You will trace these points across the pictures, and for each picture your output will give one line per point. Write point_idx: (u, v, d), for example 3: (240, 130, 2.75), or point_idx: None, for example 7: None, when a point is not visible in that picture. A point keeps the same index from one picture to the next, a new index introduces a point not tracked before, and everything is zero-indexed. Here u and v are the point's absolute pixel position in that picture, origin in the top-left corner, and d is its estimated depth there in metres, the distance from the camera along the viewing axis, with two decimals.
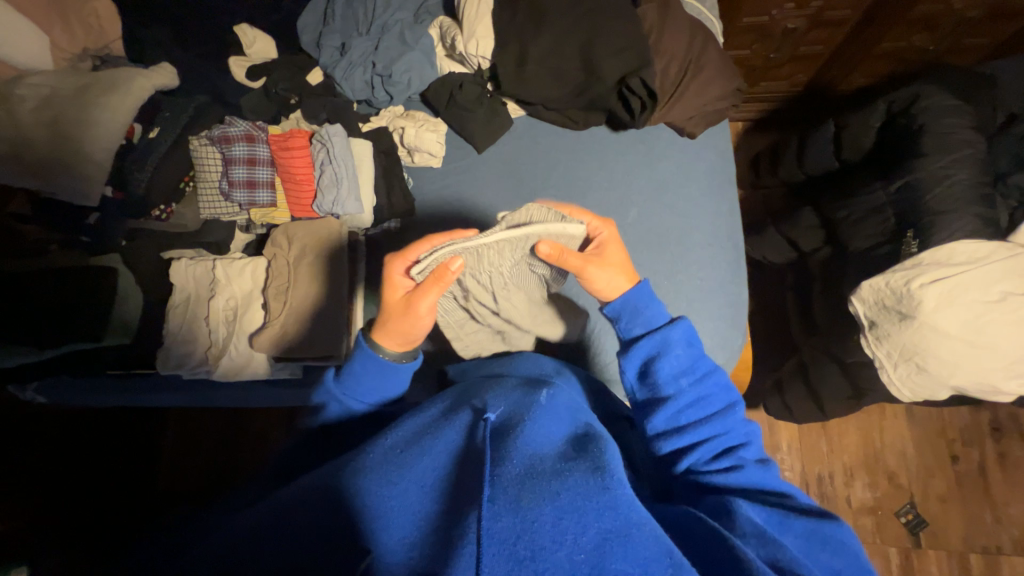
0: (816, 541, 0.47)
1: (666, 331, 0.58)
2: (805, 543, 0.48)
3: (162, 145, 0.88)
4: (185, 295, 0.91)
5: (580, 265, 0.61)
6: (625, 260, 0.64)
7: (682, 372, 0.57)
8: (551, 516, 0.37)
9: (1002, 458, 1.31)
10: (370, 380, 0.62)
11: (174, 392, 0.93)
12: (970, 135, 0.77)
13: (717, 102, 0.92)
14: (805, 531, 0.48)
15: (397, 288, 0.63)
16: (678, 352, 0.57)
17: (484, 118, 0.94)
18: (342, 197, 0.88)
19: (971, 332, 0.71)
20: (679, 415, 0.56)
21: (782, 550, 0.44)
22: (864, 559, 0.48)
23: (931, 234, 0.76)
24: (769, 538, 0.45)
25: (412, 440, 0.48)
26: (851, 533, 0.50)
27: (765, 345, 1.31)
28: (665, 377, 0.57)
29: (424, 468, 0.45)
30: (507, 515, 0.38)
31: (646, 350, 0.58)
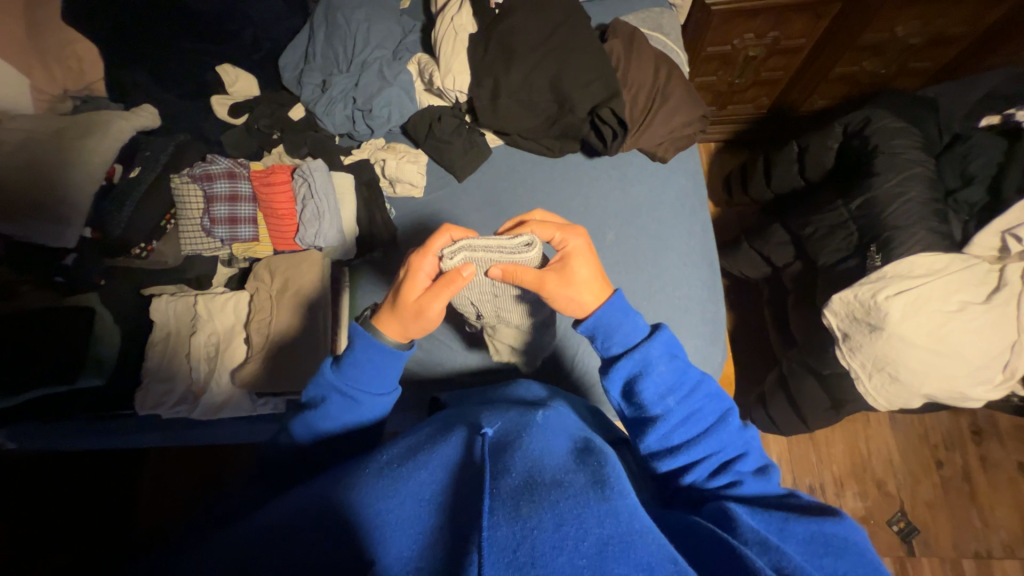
0: (826, 548, 0.43)
1: (644, 348, 0.54)
2: (807, 549, 0.43)
3: (143, 184, 0.88)
4: (165, 332, 0.90)
5: (535, 282, 0.59)
6: (593, 273, 0.59)
7: (668, 390, 0.53)
8: (551, 524, 0.37)
9: (984, 461, 1.33)
10: (370, 368, 0.59)
11: (154, 432, 0.90)
12: (918, 155, 0.82)
13: (685, 128, 0.96)
14: (807, 538, 0.44)
15: (415, 285, 0.61)
16: (660, 369, 0.53)
17: (462, 149, 0.97)
18: (324, 230, 0.90)
19: (935, 341, 0.74)
20: (671, 434, 0.52)
21: (787, 557, 0.40)
22: (875, 560, 0.44)
23: (892, 248, 0.80)
24: (772, 545, 0.41)
25: (409, 458, 0.48)
26: (863, 536, 0.46)
27: (748, 358, 1.33)
28: (649, 398, 0.53)
29: (422, 482, 0.45)
30: (506, 524, 0.38)
31: (626, 370, 0.54)
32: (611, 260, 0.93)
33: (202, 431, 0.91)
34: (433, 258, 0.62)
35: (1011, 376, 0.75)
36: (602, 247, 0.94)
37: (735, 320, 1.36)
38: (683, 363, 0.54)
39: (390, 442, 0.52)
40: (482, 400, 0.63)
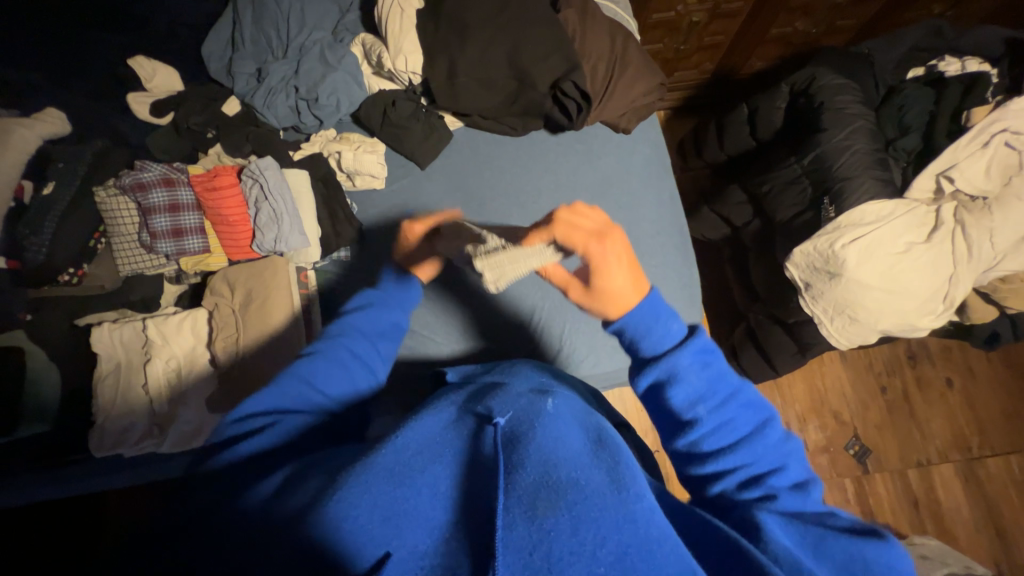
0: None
1: (673, 355, 0.51)
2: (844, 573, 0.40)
3: (60, 202, 0.77)
4: (113, 364, 0.81)
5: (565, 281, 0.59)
6: (631, 273, 0.54)
7: (699, 398, 0.50)
8: (568, 526, 0.37)
9: (919, 381, 1.50)
10: (397, 293, 0.74)
11: (119, 472, 0.82)
12: (859, 109, 0.88)
13: (644, 97, 0.96)
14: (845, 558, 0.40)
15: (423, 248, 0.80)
16: (692, 377, 0.50)
17: (422, 134, 0.93)
18: (285, 233, 0.82)
19: (886, 281, 0.81)
20: (702, 441, 0.50)
21: None
22: None
23: (846, 197, 0.84)
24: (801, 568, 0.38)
25: (421, 452, 0.46)
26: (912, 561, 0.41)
27: (715, 315, 1.40)
28: (679, 404, 0.50)
29: (434, 475, 0.44)
30: (523, 524, 0.37)
31: (655, 376, 0.52)
32: None
33: (175, 464, 0.84)
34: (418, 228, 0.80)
35: (951, 304, 0.83)
36: None
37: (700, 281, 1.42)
38: (716, 370, 0.51)
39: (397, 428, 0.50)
40: (485, 381, 0.61)
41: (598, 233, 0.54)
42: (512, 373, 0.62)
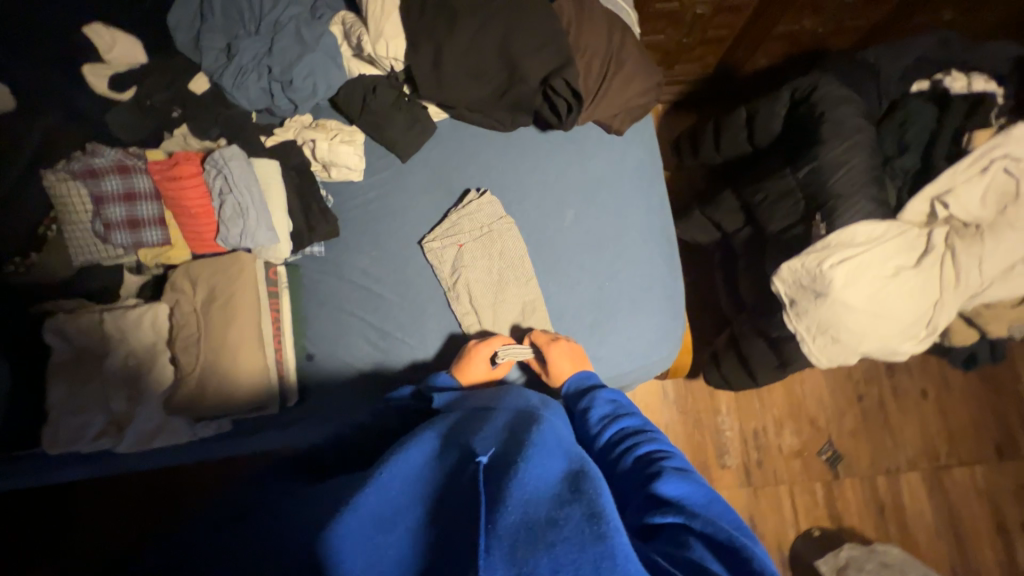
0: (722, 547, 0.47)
1: (590, 389, 0.72)
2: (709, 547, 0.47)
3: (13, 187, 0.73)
4: (69, 357, 0.77)
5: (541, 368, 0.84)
6: (573, 359, 0.80)
7: (608, 416, 0.68)
8: (548, 570, 0.36)
9: (895, 391, 1.51)
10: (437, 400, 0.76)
11: (77, 467, 0.79)
12: (860, 123, 0.84)
13: (639, 98, 0.91)
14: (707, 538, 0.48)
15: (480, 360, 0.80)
16: (602, 404, 0.69)
17: (404, 125, 0.88)
18: (251, 228, 0.78)
19: (872, 303, 0.80)
20: (612, 448, 0.64)
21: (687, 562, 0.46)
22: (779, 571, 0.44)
23: (837, 216, 0.82)
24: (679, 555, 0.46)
25: (404, 495, 0.46)
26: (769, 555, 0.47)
27: (700, 318, 1.39)
28: (595, 421, 0.68)
29: (412, 527, 0.44)
30: (502, 567, 0.37)
31: (580, 405, 0.71)
32: (571, 241, 0.90)
33: (136, 459, 0.81)
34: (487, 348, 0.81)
35: (933, 330, 0.83)
36: (562, 229, 0.91)
37: (688, 284, 1.41)
38: (621, 400, 0.70)
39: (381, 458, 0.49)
40: (475, 406, 0.60)
41: (550, 338, 0.82)
42: (498, 398, 0.63)
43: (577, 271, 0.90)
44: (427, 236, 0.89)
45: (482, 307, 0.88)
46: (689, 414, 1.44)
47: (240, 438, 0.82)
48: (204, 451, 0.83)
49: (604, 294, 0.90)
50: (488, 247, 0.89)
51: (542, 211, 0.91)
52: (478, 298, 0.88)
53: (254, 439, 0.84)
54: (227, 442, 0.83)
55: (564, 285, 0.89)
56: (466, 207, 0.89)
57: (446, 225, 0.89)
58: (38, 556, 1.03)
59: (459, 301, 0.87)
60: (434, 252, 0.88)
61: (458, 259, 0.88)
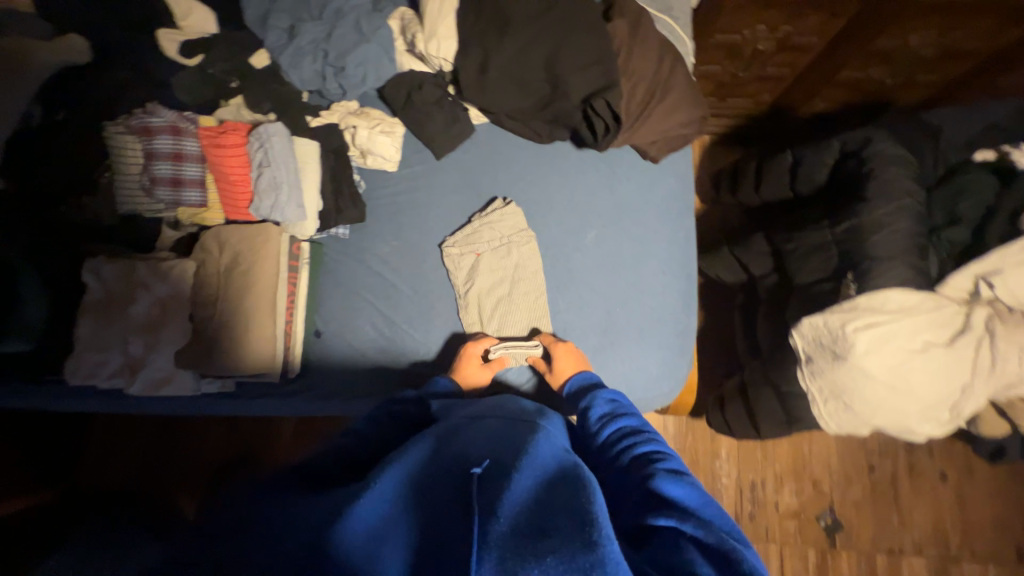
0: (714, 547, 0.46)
1: (592, 388, 0.74)
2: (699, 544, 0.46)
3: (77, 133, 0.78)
4: (98, 299, 0.81)
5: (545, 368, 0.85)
6: (573, 361, 0.82)
7: (608, 415, 0.69)
8: None
9: (911, 468, 1.43)
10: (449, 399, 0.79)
11: (92, 400, 0.84)
12: (911, 186, 0.80)
13: (681, 128, 0.89)
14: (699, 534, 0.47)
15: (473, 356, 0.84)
16: (602, 404, 0.71)
17: (443, 123, 0.90)
18: (281, 202, 0.82)
19: (893, 375, 0.75)
20: (610, 445, 0.65)
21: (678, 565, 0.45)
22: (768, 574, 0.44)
23: (871, 277, 0.79)
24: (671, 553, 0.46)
25: (394, 508, 0.48)
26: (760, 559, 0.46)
27: (712, 358, 1.36)
28: (594, 420, 0.69)
29: (400, 541, 0.46)
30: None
31: (582, 403, 0.73)
32: (589, 262, 0.90)
33: (145, 402, 0.86)
34: (481, 345, 0.85)
35: (956, 416, 0.78)
36: (582, 247, 0.90)
37: (705, 320, 1.38)
38: (620, 401, 0.71)
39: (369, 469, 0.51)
40: (468, 413, 0.63)
41: (553, 339, 0.85)
42: (497, 405, 0.64)
43: (590, 293, 0.89)
44: (448, 239, 0.91)
45: (496, 314, 0.89)
46: (686, 453, 1.40)
47: (242, 399, 0.86)
48: (206, 406, 0.87)
49: (614, 319, 0.89)
50: (503, 257, 0.90)
51: (565, 227, 0.91)
52: (490, 305, 0.89)
53: (256, 402, 0.87)
54: (228, 401, 0.86)
55: (575, 304, 0.89)
56: (489, 215, 0.90)
57: (468, 231, 0.90)
58: (47, 474, 1.10)
59: (468, 311, 0.89)
60: (451, 258, 0.90)
61: (474, 268, 0.90)
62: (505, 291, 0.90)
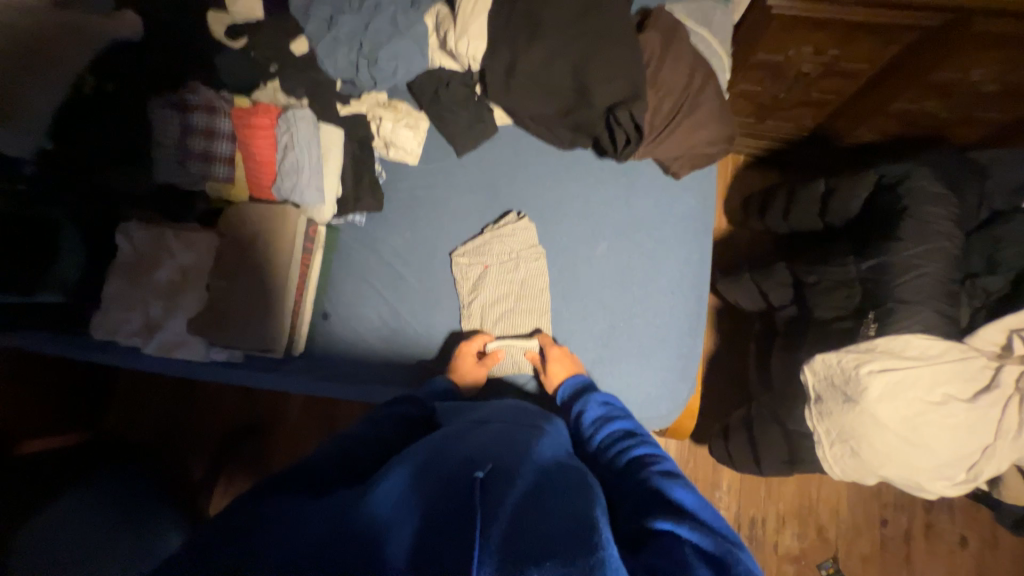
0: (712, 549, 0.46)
1: (588, 392, 0.77)
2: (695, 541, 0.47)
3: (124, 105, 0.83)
4: (126, 261, 0.85)
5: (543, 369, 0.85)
6: (566, 363, 0.83)
7: (603, 420, 0.71)
8: None
9: (927, 528, 1.34)
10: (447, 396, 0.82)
11: (111, 356, 0.89)
12: (948, 228, 0.75)
13: (707, 147, 0.87)
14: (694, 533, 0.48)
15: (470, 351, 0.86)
16: (597, 407, 0.74)
17: (467, 122, 0.92)
18: (302, 183, 0.86)
19: (906, 427, 0.71)
20: (606, 449, 0.67)
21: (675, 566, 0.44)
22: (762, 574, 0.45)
23: (892, 320, 0.75)
24: (670, 550, 0.46)
25: (395, 512, 0.49)
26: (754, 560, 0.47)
27: (721, 385, 1.31)
28: (590, 424, 0.72)
29: (400, 542, 0.46)
30: None
31: (577, 407, 0.75)
32: (596, 272, 0.89)
33: (159, 362, 0.90)
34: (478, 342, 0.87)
35: (972, 478, 0.73)
36: (591, 257, 0.89)
37: (718, 345, 1.33)
38: (615, 405, 0.74)
39: (372, 480, 0.53)
40: (472, 420, 0.66)
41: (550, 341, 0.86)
42: (509, 412, 0.69)
43: (594, 303, 0.88)
44: (458, 249, 0.92)
45: (498, 318, 0.90)
46: None
47: (248, 371, 0.89)
48: (214, 374, 0.90)
49: (614, 332, 0.87)
50: (510, 273, 0.90)
51: (577, 235, 0.90)
52: (492, 307, 0.90)
53: (263, 375, 0.89)
54: (235, 370, 0.89)
55: (577, 315, 0.88)
56: (502, 227, 0.90)
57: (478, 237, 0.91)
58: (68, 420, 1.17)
59: (470, 318, 0.90)
60: (459, 268, 0.91)
61: (480, 279, 0.90)
62: (508, 295, 0.90)
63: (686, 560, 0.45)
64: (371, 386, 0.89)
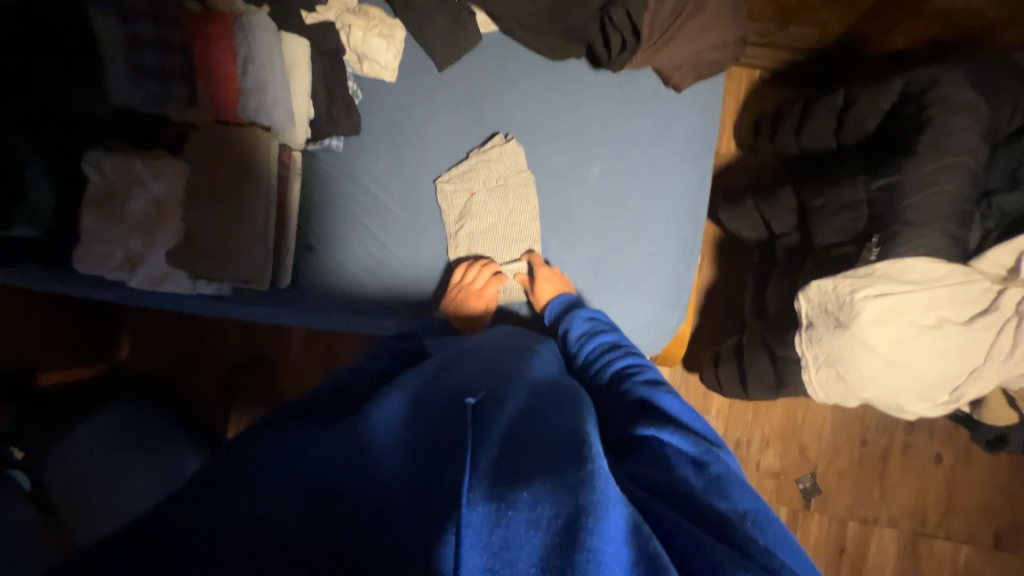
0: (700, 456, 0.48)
1: (574, 308, 0.76)
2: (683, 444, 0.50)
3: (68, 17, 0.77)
4: (93, 193, 0.80)
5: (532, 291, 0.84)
6: (555, 283, 0.82)
7: (590, 334, 0.72)
8: (526, 502, 0.37)
9: (906, 448, 1.40)
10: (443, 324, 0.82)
11: (97, 290, 0.88)
12: (972, 141, 0.70)
13: (713, 53, 0.79)
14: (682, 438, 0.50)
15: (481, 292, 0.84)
16: (584, 322, 0.74)
17: (446, 29, 0.82)
18: (269, 104, 0.80)
19: (896, 351, 0.71)
20: (593, 362, 0.68)
21: (665, 476, 0.46)
22: (743, 475, 0.49)
23: (894, 243, 0.71)
24: (661, 458, 0.48)
25: (383, 444, 0.47)
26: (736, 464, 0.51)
27: (716, 315, 1.31)
28: (576, 339, 0.73)
29: (392, 470, 0.44)
30: (483, 505, 0.37)
31: (565, 322, 0.76)
32: (588, 198, 0.85)
33: (148, 295, 0.90)
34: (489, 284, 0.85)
35: (955, 399, 0.74)
36: (583, 182, 0.85)
37: (715, 276, 1.31)
38: (602, 321, 0.74)
39: (363, 410, 0.53)
40: (463, 352, 0.64)
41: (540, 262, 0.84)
42: (502, 337, 0.69)
43: (585, 231, 0.85)
44: (444, 174, 0.87)
45: (487, 247, 0.87)
46: None
47: (238, 304, 0.89)
48: (204, 307, 0.90)
49: (606, 261, 0.85)
50: (500, 201, 0.86)
51: (569, 158, 0.85)
52: (478, 236, 0.87)
53: (251, 308, 0.90)
54: (223, 303, 0.89)
55: (567, 243, 0.85)
56: (487, 151, 0.85)
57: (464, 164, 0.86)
58: None
59: (457, 250, 0.87)
60: (444, 195, 0.86)
61: (466, 208, 0.86)
62: (495, 222, 0.87)
63: (675, 466, 0.47)
64: (361, 317, 0.89)
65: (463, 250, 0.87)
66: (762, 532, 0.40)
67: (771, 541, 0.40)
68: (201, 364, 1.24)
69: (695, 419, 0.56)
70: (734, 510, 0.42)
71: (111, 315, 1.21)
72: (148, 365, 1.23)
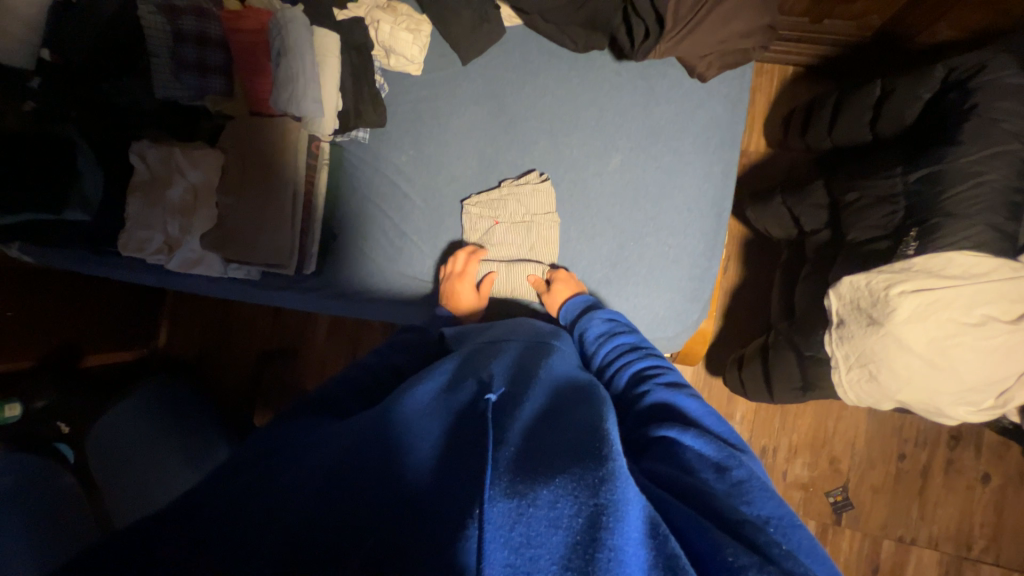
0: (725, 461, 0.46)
1: (591, 311, 0.75)
2: (706, 446, 0.47)
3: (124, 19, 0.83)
4: (139, 180, 0.85)
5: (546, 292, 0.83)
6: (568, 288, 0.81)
7: (607, 335, 0.71)
8: (547, 500, 0.36)
9: (948, 464, 1.31)
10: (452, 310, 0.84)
11: (140, 273, 0.94)
12: (1022, 128, 0.65)
13: (739, 41, 0.77)
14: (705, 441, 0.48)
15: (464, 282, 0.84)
16: (600, 323, 0.72)
17: (470, 23, 0.83)
18: (298, 96, 0.80)
19: (934, 351, 0.67)
20: (610, 365, 0.66)
21: (680, 480, 0.44)
22: (768, 480, 0.46)
23: (935, 236, 0.68)
24: (680, 462, 0.46)
25: (408, 430, 0.47)
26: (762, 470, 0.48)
27: (742, 317, 1.27)
28: (594, 341, 0.71)
29: (421, 458, 0.44)
30: (504, 500, 0.36)
31: (580, 326, 0.74)
32: (607, 189, 0.84)
33: (184, 280, 0.94)
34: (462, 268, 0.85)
35: (1000, 404, 0.70)
36: (603, 173, 0.85)
37: (741, 277, 1.27)
38: (620, 322, 0.73)
39: (391, 397, 0.53)
40: (487, 345, 0.63)
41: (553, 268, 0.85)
42: (521, 329, 0.69)
43: (602, 222, 0.84)
44: (471, 198, 0.87)
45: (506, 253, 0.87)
46: None
47: (265, 289, 0.93)
48: (235, 292, 0.94)
49: (624, 252, 0.84)
50: (520, 235, 0.86)
51: (588, 150, 0.85)
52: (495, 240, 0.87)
53: (277, 294, 0.93)
54: (251, 288, 0.93)
55: (585, 235, 0.85)
56: (519, 185, 0.85)
57: (483, 158, 0.88)
58: None
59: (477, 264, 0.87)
60: (469, 218, 0.87)
61: (488, 235, 0.87)
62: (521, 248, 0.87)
63: (694, 468, 0.45)
64: (381, 305, 0.91)
65: (481, 241, 0.87)
66: (786, 538, 0.39)
67: (795, 546, 0.39)
68: (231, 351, 1.29)
69: (720, 424, 0.53)
70: (756, 516, 0.40)
71: (150, 298, 1.27)
72: (187, 349, 1.29)
